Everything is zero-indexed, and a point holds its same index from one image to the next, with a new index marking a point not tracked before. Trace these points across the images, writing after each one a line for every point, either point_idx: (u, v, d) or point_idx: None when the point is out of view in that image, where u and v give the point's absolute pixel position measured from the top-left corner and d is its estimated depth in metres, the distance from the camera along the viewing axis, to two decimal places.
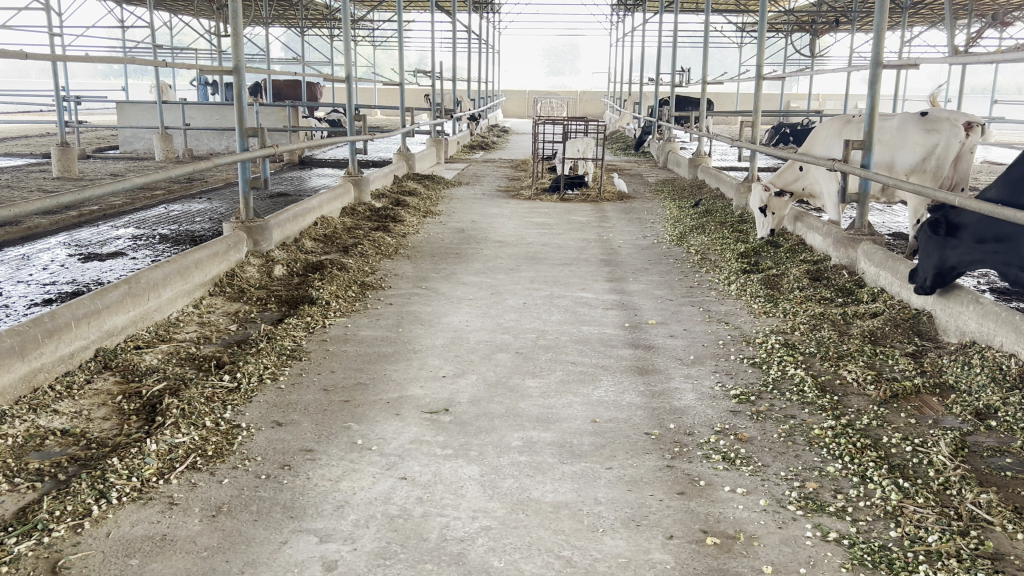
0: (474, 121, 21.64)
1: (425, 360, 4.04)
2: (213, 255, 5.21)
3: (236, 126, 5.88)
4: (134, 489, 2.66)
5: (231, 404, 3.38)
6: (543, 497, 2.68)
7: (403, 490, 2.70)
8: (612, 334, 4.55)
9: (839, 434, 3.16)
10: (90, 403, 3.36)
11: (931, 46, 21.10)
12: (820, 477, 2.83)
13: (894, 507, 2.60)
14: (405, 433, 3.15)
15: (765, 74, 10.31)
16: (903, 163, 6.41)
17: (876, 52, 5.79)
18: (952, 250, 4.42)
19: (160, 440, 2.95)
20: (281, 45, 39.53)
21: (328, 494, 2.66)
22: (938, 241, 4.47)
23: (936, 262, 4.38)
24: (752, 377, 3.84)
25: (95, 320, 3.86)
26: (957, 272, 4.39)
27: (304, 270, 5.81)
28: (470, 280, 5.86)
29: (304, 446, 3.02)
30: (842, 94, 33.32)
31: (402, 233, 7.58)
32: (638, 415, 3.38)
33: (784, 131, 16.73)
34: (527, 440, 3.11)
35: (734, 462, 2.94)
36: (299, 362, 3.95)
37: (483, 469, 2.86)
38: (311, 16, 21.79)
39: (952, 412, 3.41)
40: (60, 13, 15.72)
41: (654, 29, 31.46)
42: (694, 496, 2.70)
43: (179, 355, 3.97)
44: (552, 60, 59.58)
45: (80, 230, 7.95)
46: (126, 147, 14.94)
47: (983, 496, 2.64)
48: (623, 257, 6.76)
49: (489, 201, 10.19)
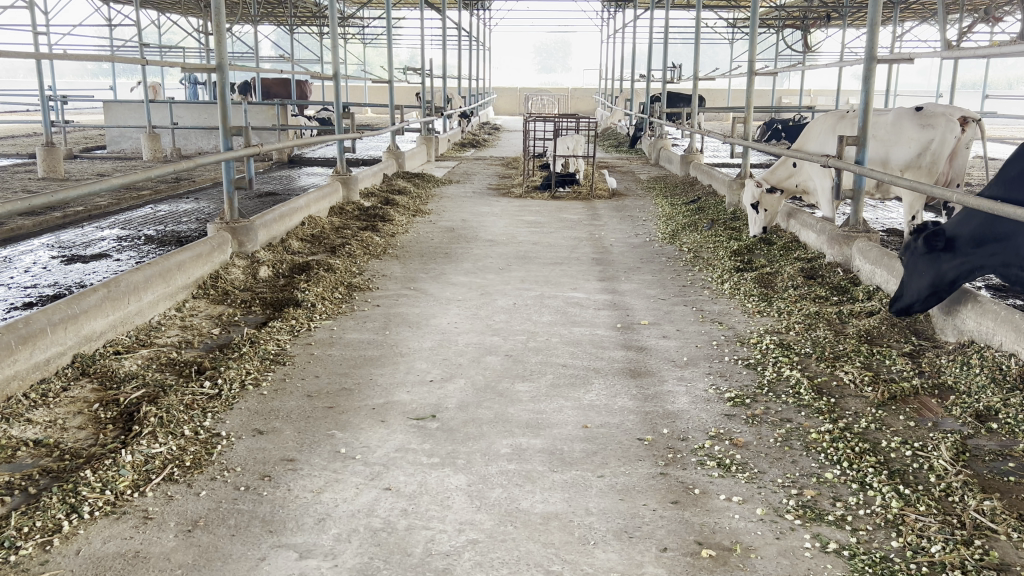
0: (464, 118, 21.55)
1: (412, 363, 3.95)
2: (196, 257, 5.09)
3: (220, 125, 5.75)
4: (107, 503, 2.55)
5: (212, 412, 3.27)
6: (532, 508, 2.58)
7: (387, 502, 2.60)
8: (604, 335, 4.46)
9: (837, 438, 3.08)
10: (66, 412, 3.25)
11: (922, 40, 21.10)
12: (818, 485, 2.75)
13: (895, 515, 2.53)
14: (391, 440, 3.06)
15: (757, 69, 10.22)
16: (897, 158, 6.32)
17: (870, 47, 5.69)
18: (947, 264, 4.26)
19: (136, 451, 2.85)
20: (271, 44, 39.31)
21: (309, 507, 2.57)
22: (932, 255, 4.30)
23: (931, 280, 4.26)
24: (746, 379, 3.76)
25: (72, 325, 3.75)
26: (955, 285, 4.26)
27: (289, 271, 5.70)
28: (460, 280, 5.77)
29: (286, 456, 2.92)
30: (834, 90, 33.20)
31: (391, 233, 7.48)
32: (630, 419, 3.29)
33: (776, 127, 16.69)
34: (517, 447, 3.02)
35: (729, 469, 2.85)
36: (283, 367, 3.85)
37: (471, 478, 2.77)
38: (300, 14, 21.64)
39: (952, 414, 3.33)
40: (45, 12, 15.54)
41: (646, 25, 31.42)
42: (687, 505, 2.61)
43: (159, 361, 3.86)
44: (542, 57, 59.33)
45: (64, 232, 7.82)
46: (113, 147, 14.78)
47: (987, 503, 2.56)
48: (615, 256, 6.68)
49: (479, 199, 10.09)
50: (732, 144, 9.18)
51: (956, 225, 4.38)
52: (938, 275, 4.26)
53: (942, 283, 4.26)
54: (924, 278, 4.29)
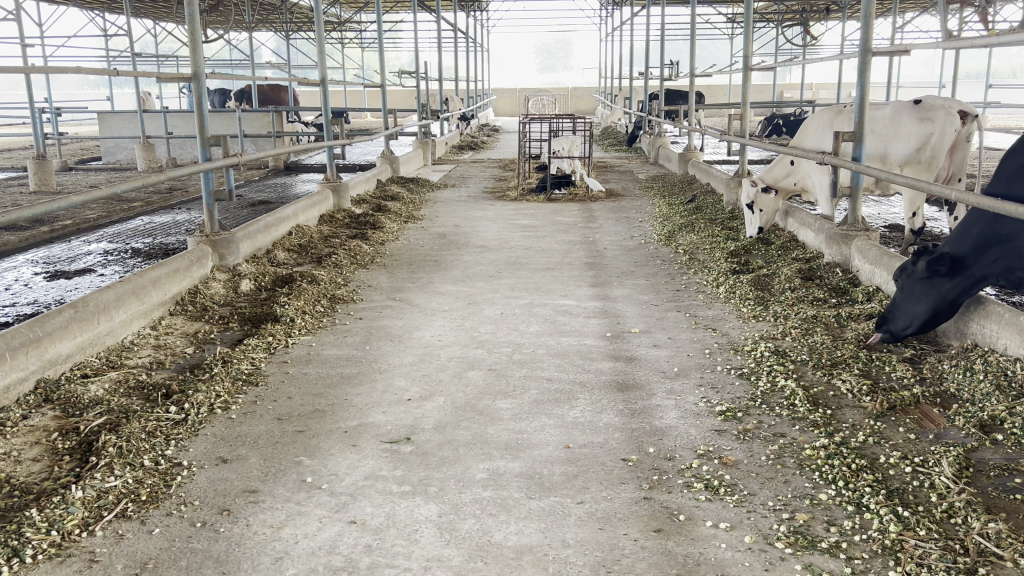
0: (463, 120, 21.45)
1: (391, 381, 3.78)
2: (173, 272, 4.94)
3: (198, 134, 5.58)
4: (52, 545, 2.40)
5: (175, 439, 3.11)
6: (505, 540, 2.42)
7: (351, 537, 2.45)
8: (593, 346, 4.29)
9: (833, 454, 2.91)
10: (22, 442, 3.06)
11: (923, 30, 20.98)
12: (812, 507, 2.58)
13: (894, 541, 2.36)
14: (360, 467, 2.90)
15: (753, 64, 9.97)
16: (896, 153, 6.14)
17: (864, 39, 5.47)
18: (947, 283, 3.94)
19: (88, 485, 2.69)
20: (271, 52, 39.26)
21: (267, 544, 2.41)
22: (931, 278, 3.96)
23: (932, 302, 3.95)
24: (739, 391, 3.58)
25: (34, 348, 3.58)
26: (955, 305, 3.96)
27: (272, 284, 5.54)
28: (449, 289, 5.62)
29: (248, 487, 2.77)
30: (837, 83, 33.00)
31: (380, 241, 7.33)
32: (615, 438, 3.13)
33: (777, 123, 16.54)
34: (493, 472, 2.85)
35: (718, 492, 2.68)
36: (256, 388, 3.69)
37: (442, 508, 2.61)
38: (296, 19, 21.53)
39: (954, 425, 3.15)
40: (38, 23, 15.31)
41: (644, 23, 31.33)
42: (672, 533, 2.45)
43: (126, 384, 3.69)
44: (543, 57, 59.22)
45: (51, 246, 7.67)
46: (109, 158, 14.68)
47: (992, 525, 2.39)
48: (609, 260, 6.50)
49: (474, 203, 9.93)
50: (728, 141, 8.94)
51: (952, 240, 4.08)
52: (939, 298, 3.94)
53: (943, 304, 3.95)
54: (922, 301, 3.96)
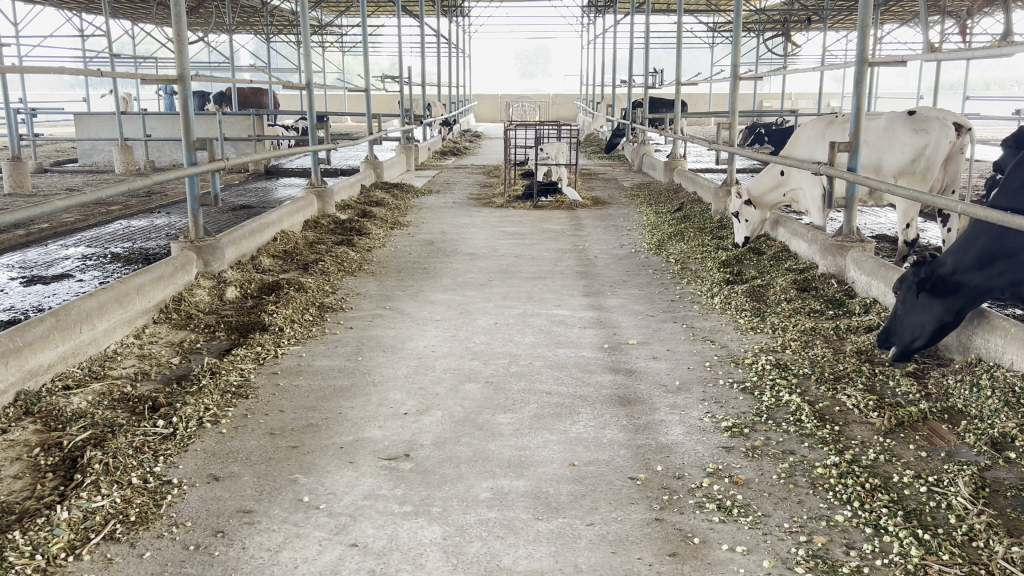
0: (445, 126, 21.36)
1: (386, 395, 3.66)
2: (157, 279, 4.80)
3: (183, 138, 5.44)
4: (37, 570, 2.27)
5: (164, 455, 2.99)
6: (514, 566, 2.33)
7: (353, 561, 2.34)
8: (591, 358, 4.20)
9: (845, 473, 2.84)
10: (2, 459, 2.91)
11: (904, 42, 21.13)
12: (829, 529, 2.50)
13: (917, 566, 2.29)
14: (359, 485, 2.79)
15: (740, 73, 9.87)
16: (891, 164, 6.10)
17: (860, 48, 5.42)
18: (951, 295, 3.87)
19: (74, 506, 2.56)
20: (250, 54, 38.93)
21: (266, 569, 2.30)
22: (934, 290, 3.90)
23: (936, 314, 3.88)
24: (743, 406, 3.51)
25: (15, 359, 3.43)
26: (960, 316, 3.89)
27: (258, 291, 5.40)
28: (439, 298, 5.51)
29: (242, 507, 2.65)
30: (818, 93, 33.19)
31: (368, 247, 7.21)
32: (621, 455, 3.03)
33: (759, 132, 16.58)
34: (497, 491, 2.75)
35: (731, 513, 2.60)
36: (246, 401, 3.56)
37: (447, 530, 2.51)
38: (277, 21, 21.30)
39: (965, 442, 3.09)
40: (14, 21, 15.00)
41: (625, 31, 31.37)
42: (687, 558, 2.36)
43: (111, 396, 3.55)
44: (523, 63, 59.44)
45: (28, 250, 7.48)
46: (85, 160, 14.39)
47: (1015, 550, 2.32)
48: (601, 269, 6.43)
49: (460, 210, 9.81)
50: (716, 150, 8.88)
51: (954, 251, 3.95)
52: (944, 308, 3.88)
53: (947, 316, 3.88)
54: (927, 312, 3.90)
